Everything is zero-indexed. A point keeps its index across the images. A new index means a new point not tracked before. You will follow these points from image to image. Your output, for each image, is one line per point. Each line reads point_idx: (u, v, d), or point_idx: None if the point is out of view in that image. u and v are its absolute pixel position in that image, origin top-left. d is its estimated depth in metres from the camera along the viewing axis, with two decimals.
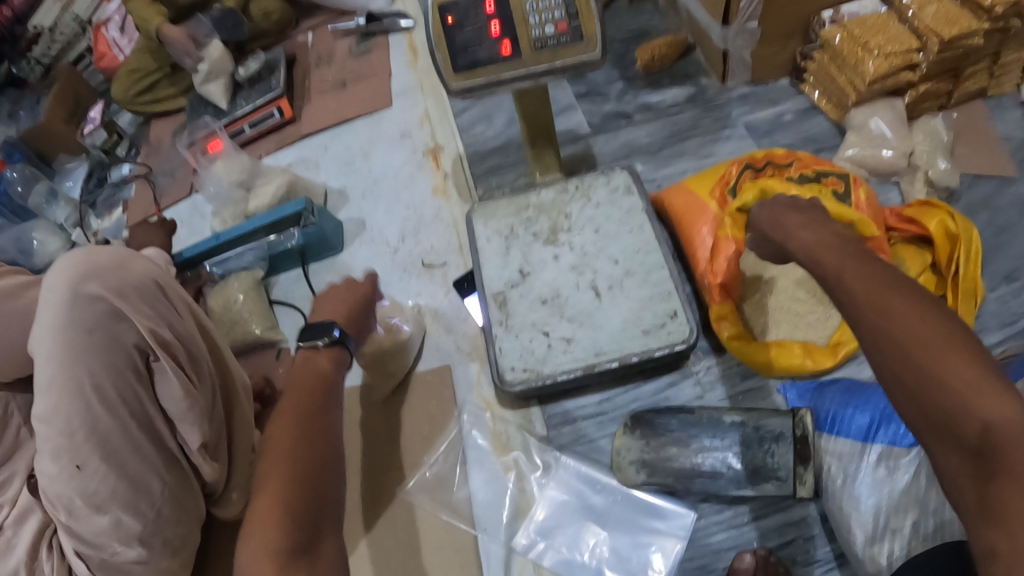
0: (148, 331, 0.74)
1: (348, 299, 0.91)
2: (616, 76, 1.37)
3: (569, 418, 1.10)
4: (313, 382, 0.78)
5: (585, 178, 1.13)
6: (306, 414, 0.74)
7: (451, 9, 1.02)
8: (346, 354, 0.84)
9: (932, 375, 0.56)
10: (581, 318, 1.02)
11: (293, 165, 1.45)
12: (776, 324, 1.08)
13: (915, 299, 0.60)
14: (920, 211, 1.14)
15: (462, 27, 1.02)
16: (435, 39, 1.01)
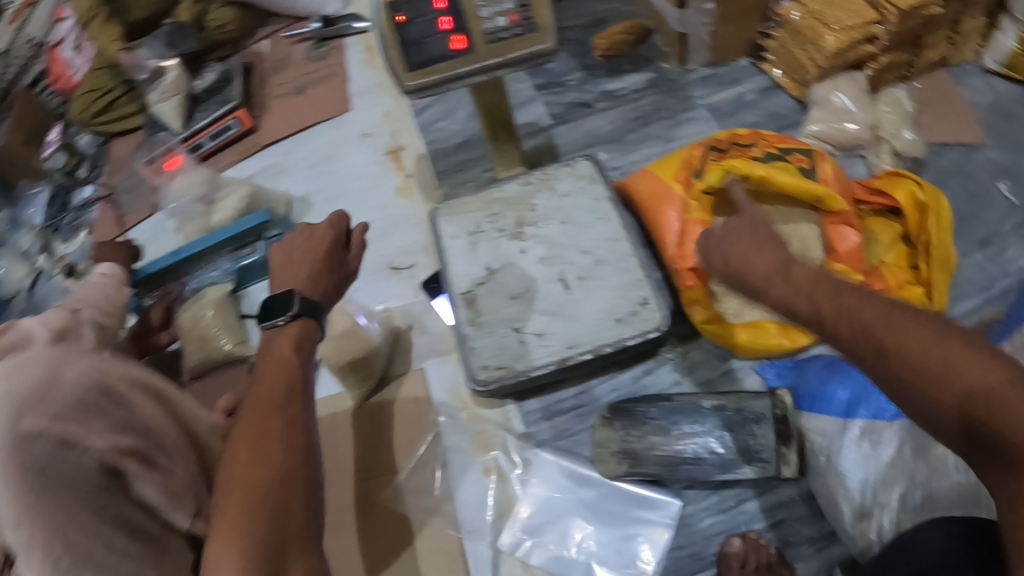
0: (110, 445, 0.64)
1: (314, 264, 0.87)
2: (576, 65, 1.35)
3: (549, 413, 1.08)
4: (277, 377, 0.75)
5: (549, 169, 1.11)
6: (266, 417, 0.71)
7: (401, 7, 1.01)
8: (313, 328, 0.83)
9: (944, 384, 0.55)
10: (554, 311, 0.99)
11: (258, 176, 1.43)
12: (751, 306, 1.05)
13: (913, 319, 0.60)
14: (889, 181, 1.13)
15: (412, 24, 1.00)
16: (387, 37, 0.99)
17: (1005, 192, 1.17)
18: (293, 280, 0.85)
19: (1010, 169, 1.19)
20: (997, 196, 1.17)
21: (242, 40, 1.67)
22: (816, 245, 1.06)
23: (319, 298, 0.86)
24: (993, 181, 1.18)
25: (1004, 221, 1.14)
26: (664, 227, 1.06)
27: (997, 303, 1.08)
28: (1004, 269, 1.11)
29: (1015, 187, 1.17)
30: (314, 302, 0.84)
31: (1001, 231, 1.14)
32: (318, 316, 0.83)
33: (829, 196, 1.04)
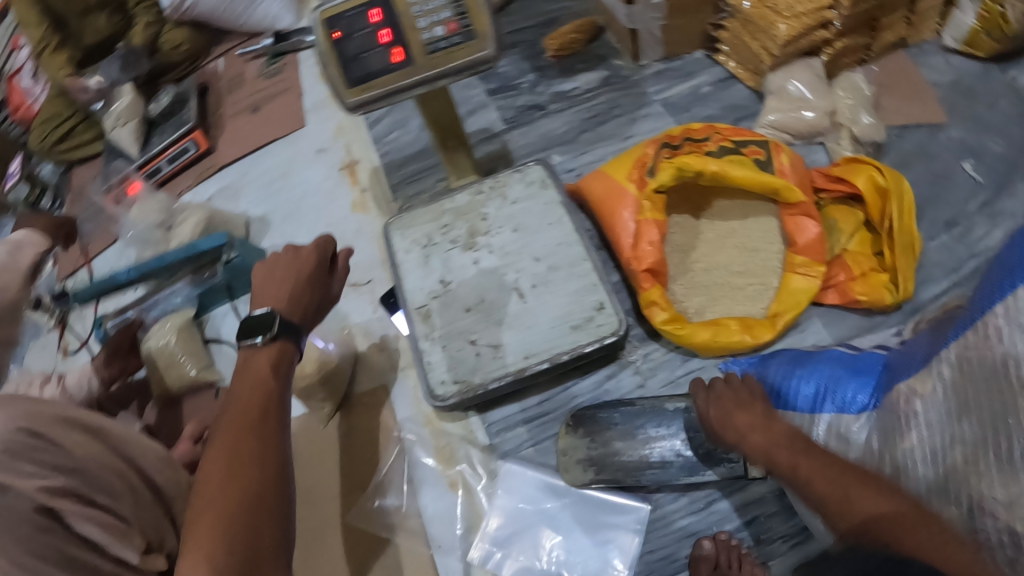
0: (40, 486, 0.63)
1: (296, 283, 0.86)
2: (528, 67, 1.33)
3: (512, 423, 1.06)
4: (253, 395, 0.75)
5: (499, 176, 1.10)
6: (238, 435, 0.71)
7: (337, 24, 0.96)
8: (291, 348, 0.83)
9: (854, 516, 0.72)
10: (508, 321, 0.98)
11: (215, 198, 1.41)
12: (712, 303, 1.05)
13: (866, 480, 0.73)
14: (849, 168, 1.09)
15: (350, 40, 0.96)
16: (325, 55, 0.96)
17: (970, 171, 1.14)
18: (274, 300, 0.85)
19: (973, 147, 1.16)
20: (961, 176, 1.14)
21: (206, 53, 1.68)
22: (774, 239, 1.07)
23: (299, 318, 0.85)
24: (957, 161, 1.16)
25: (969, 201, 1.12)
26: (618, 228, 1.04)
27: (966, 284, 1.05)
28: (972, 250, 1.08)
29: (980, 165, 1.15)
30: (293, 323, 0.84)
31: (967, 211, 1.11)
32: (295, 339, 0.84)
33: (787, 187, 1.02)
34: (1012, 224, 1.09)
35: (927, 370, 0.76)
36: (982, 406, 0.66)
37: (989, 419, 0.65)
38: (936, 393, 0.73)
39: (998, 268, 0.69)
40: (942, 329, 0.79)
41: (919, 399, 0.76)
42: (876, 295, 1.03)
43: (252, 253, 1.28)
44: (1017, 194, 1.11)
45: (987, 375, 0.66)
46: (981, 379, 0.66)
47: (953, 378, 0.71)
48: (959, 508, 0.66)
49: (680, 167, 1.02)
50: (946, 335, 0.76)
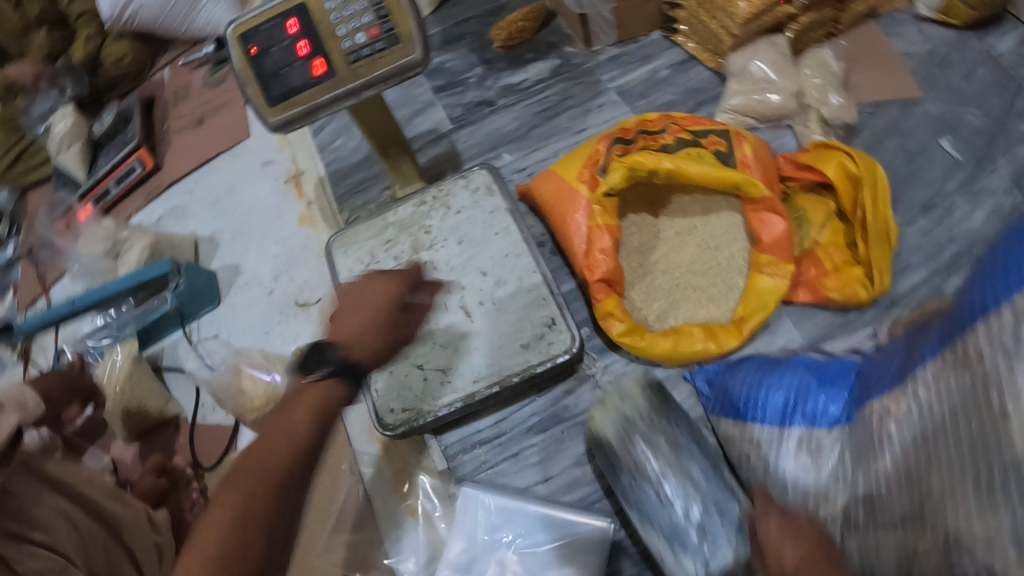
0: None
1: (370, 321, 0.68)
2: (475, 60, 1.26)
3: (468, 445, 1.01)
4: (277, 448, 0.64)
5: (442, 184, 1.04)
6: (252, 497, 0.62)
7: (253, 38, 0.89)
8: (343, 394, 0.67)
9: None
10: (455, 343, 0.92)
11: (163, 219, 1.35)
12: (675, 309, 0.99)
13: None
14: (818, 153, 1.01)
15: (268, 56, 0.89)
16: (242, 73, 0.89)
17: (948, 148, 1.07)
18: (346, 337, 0.67)
19: (949, 122, 1.09)
20: (938, 153, 1.07)
21: (152, 60, 1.61)
22: (739, 234, 1.01)
23: (364, 359, 0.67)
24: (933, 137, 1.08)
25: (948, 180, 1.05)
26: (570, 236, 0.98)
27: (947, 271, 0.98)
28: (952, 233, 1.01)
29: (958, 141, 1.07)
30: (359, 370, 0.66)
31: (946, 191, 1.04)
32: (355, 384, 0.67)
33: (750, 181, 0.94)
34: (992, 203, 1.02)
35: (902, 389, 0.69)
36: (961, 432, 0.60)
37: (966, 446, 0.59)
38: (909, 413, 0.67)
39: (978, 279, 0.61)
40: (918, 339, 0.72)
41: (892, 419, 0.70)
42: (851, 290, 0.95)
43: (199, 275, 1.20)
44: (997, 170, 1.04)
45: (965, 397, 0.60)
46: (958, 400, 0.61)
47: (929, 400, 0.65)
48: (934, 537, 0.62)
49: (631, 167, 0.96)
50: (920, 349, 0.69)
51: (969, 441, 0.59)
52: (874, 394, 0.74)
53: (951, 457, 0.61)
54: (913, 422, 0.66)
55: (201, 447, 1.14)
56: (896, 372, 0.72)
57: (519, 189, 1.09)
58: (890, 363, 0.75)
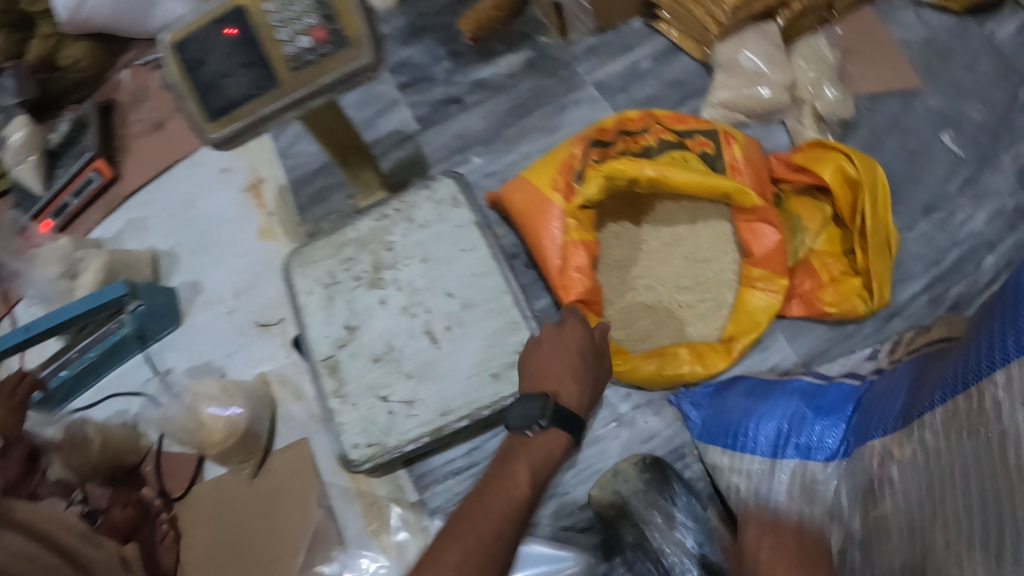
0: None
1: (580, 366, 0.74)
2: (442, 53, 1.17)
3: (441, 475, 0.95)
4: (509, 498, 0.63)
5: (405, 196, 0.95)
6: (503, 529, 0.60)
7: (187, 47, 0.82)
8: (559, 451, 0.70)
9: None
10: (421, 372, 0.86)
11: (123, 233, 1.28)
12: (659, 328, 0.92)
13: None
14: (814, 154, 0.93)
15: (203, 66, 0.82)
16: (179, 85, 0.82)
17: (949, 145, 1.01)
18: (557, 380, 0.73)
19: (951, 116, 1.02)
20: (940, 150, 1.01)
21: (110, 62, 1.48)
22: (728, 246, 0.94)
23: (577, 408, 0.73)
24: (935, 133, 1.02)
25: (950, 180, 0.99)
26: (545, 252, 0.90)
27: (950, 278, 0.94)
28: (955, 238, 0.96)
29: (960, 137, 1.01)
30: (580, 417, 0.72)
31: (948, 192, 0.98)
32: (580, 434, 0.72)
33: (741, 189, 0.87)
34: (996, 205, 0.97)
35: (904, 433, 0.63)
36: (972, 487, 0.54)
37: (978, 509, 0.53)
38: (914, 457, 0.61)
39: (998, 318, 0.57)
40: (925, 376, 0.65)
41: (895, 463, 0.63)
42: (848, 305, 0.89)
43: (157, 294, 1.12)
44: (1001, 169, 0.99)
45: (979, 455, 0.53)
46: (970, 455, 0.54)
47: (937, 446, 0.58)
48: None
49: (610, 176, 0.89)
50: (926, 390, 0.62)
51: (980, 504, 0.52)
52: (874, 432, 0.68)
53: (959, 515, 0.54)
54: (919, 467, 0.60)
55: (166, 477, 1.06)
56: (900, 411, 0.65)
57: (491, 197, 1.01)
58: (891, 399, 0.68)
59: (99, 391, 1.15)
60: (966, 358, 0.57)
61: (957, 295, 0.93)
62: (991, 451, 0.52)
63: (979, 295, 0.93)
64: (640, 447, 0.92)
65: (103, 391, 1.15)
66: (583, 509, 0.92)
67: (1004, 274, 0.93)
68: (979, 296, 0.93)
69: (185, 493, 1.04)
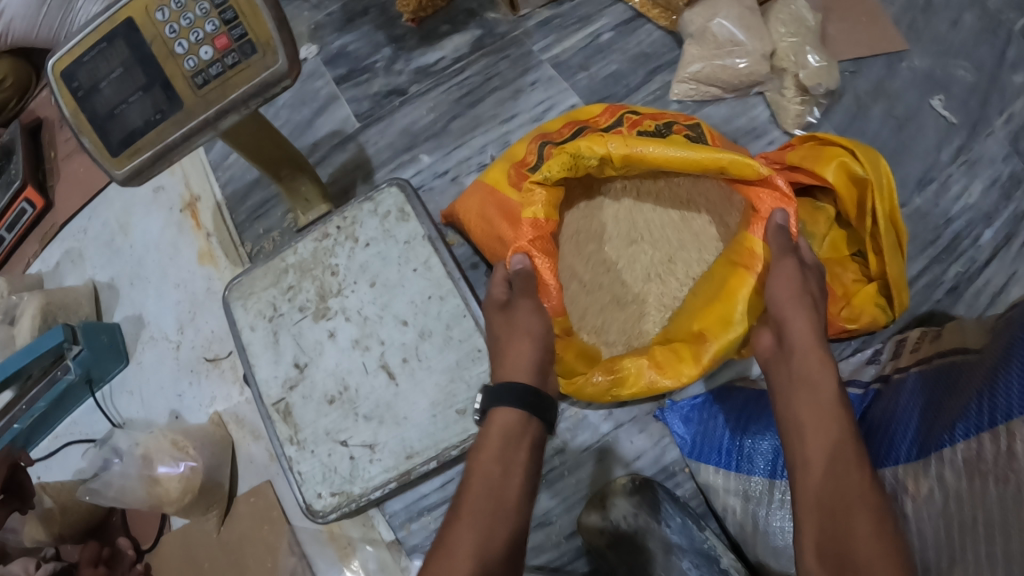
0: None
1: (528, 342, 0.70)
2: (381, 40, 1.05)
3: (414, 512, 0.88)
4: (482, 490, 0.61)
5: (346, 211, 0.86)
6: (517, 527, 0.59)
7: (76, 73, 0.72)
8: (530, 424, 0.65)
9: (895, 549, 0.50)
10: (380, 413, 0.79)
11: (61, 266, 1.17)
12: (612, 321, 0.86)
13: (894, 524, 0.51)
14: (809, 151, 0.82)
15: (98, 93, 0.72)
16: (72, 120, 0.72)
17: (939, 110, 0.94)
18: (516, 370, 0.67)
19: (939, 79, 0.95)
20: (930, 118, 0.94)
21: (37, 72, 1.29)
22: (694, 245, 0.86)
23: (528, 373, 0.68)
24: (924, 98, 0.94)
25: (942, 149, 0.92)
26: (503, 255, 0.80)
27: (948, 258, 0.88)
28: (949, 213, 0.90)
29: (950, 101, 0.94)
30: (536, 394, 0.65)
31: (941, 163, 0.92)
32: (546, 408, 0.66)
33: (736, 162, 0.73)
34: (991, 173, 0.90)
35: (921, 465, 0.59)
36: (994, 541, 0.49)
37: (1003, 561, 0.47)
38: (931, 494, 0.57)
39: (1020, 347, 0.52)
40: (941, 402, 0.61)
41: (908, 499, 0.60)
42: (868, 318, 0.80)
43: (100, 334, 1.02)
44: (994, 133, 0.92)
45: (1006, 505, 0.48)
46: (995, 502, 0.50)
47: (958, 488, 0.54)
48: None
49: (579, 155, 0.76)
50: (944, 422, 0.58)
51: (1006, 555, 0.46)
52: (886, 460, 0.64)
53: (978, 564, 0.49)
54: (936, 509, 0.56)
55: (136, 527, 1.00)
56: (915, 439, 0.61)
57: (445, 216, 0.90)
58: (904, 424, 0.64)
59: (57, 439, 1.07)
60: (991, 392, 0.53)
61: (954, 277, 0.87)
62: (1021, 498, 0.46)
63: (978, 273, 0.86)
64: (629, 466, 0.87)
65: (61, 438, 1.06)
66: (570, 538, 0.85)
67: (1003, 249, 0.87)
68: (978, 275, 0.86)
69: (155, 542, 0.97)
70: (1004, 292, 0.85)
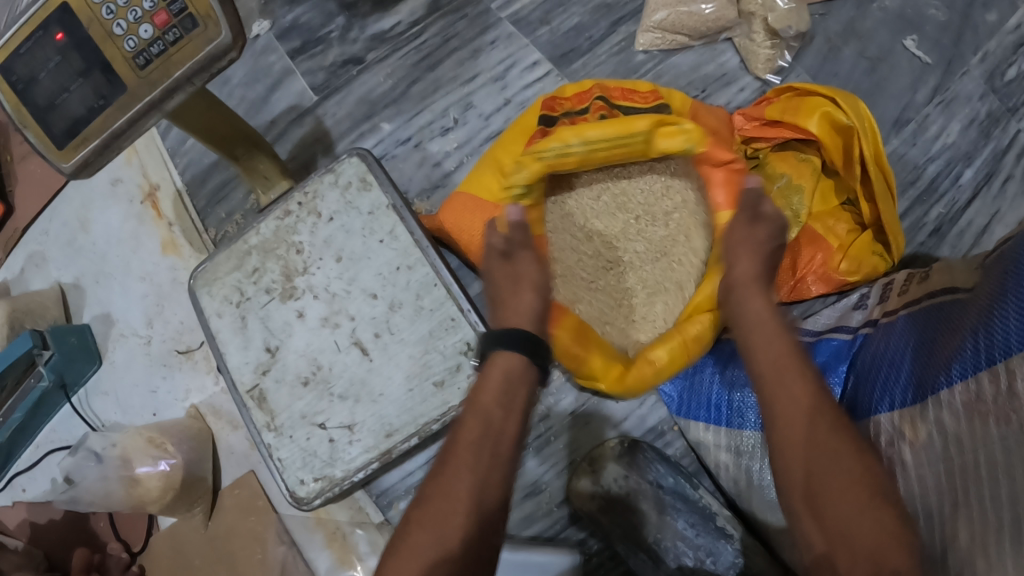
0: None
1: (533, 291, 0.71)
2: (333, 8, 1.01)
3: (402, 491, 0.87)
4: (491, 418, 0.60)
5: (307, 185, 0.83)
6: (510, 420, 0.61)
7: (12, 66, 0.67)
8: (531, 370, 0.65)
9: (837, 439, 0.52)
10: (356, 391, 0.77)
11: (25, 272, 1.11)
12: (610, 296, 0.86)
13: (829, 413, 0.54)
14: (789, 103, 0.81)
15: (37, 84, 0.67)
16: (13, 115, 0.68)
17: (912, 50, 0.91)
18: (519, 319, 0.69)
19: (910, 17, 0.92)
20: (903, 58, 0.91)
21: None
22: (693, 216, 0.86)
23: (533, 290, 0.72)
24: (896, 37, 0.92)
25: (917, 89, 0.90)
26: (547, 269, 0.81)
27: (929, 198, 0.86)
28: (928, 153, 0.88)
29: (923, 41, 0.91)
30: (536, 336, 0.66)
31: (917, 100, 0.89)
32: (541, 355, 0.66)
33: (657, 121, 0.78)
34: (967, 112, 0.88)
35: (918, 408, 0.58)
36: (999, 483, 0.47)
37: (1008, 503, 0.46)
38: (929, 439, 0.56)
39: None
40: (935, 341, 0.60)
41: (906, 444, 0.59)
42: (867, 268, 0.78)
43: (68, 336, 0.98)
44: (968, 73, 0.89)
45: (1010, 444, 0.47)
46: (998, 444, 0.48)
47: (956, 430, 0.53)
48: None
49: (537, 156, 0.78)
50: (939, 361, 0.57)
51: (1010, 496, 0.46)
52: (880, 405, 0.63)
53: (984, 508, 0.48)
54: (935, 453, 0.55)
55: (122, 529, 0.97)
56: (909, 382, 0.60)
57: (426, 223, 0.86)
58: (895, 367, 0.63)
59: (38, 449, 1.03)
60: (988, 328, 0.52)
61: (935, 219, 0.85)
62: None
63: (959, 214, 0.85)
64: (618, 428, 0.85)
65: (42, 447, 1.03)
66: (561, 505, 0.84)
67: (984, 188, 0.85)
68: (960, 215, 0.85)
69: (145, 544, 0.94)
70: (987, 231, 0.84)
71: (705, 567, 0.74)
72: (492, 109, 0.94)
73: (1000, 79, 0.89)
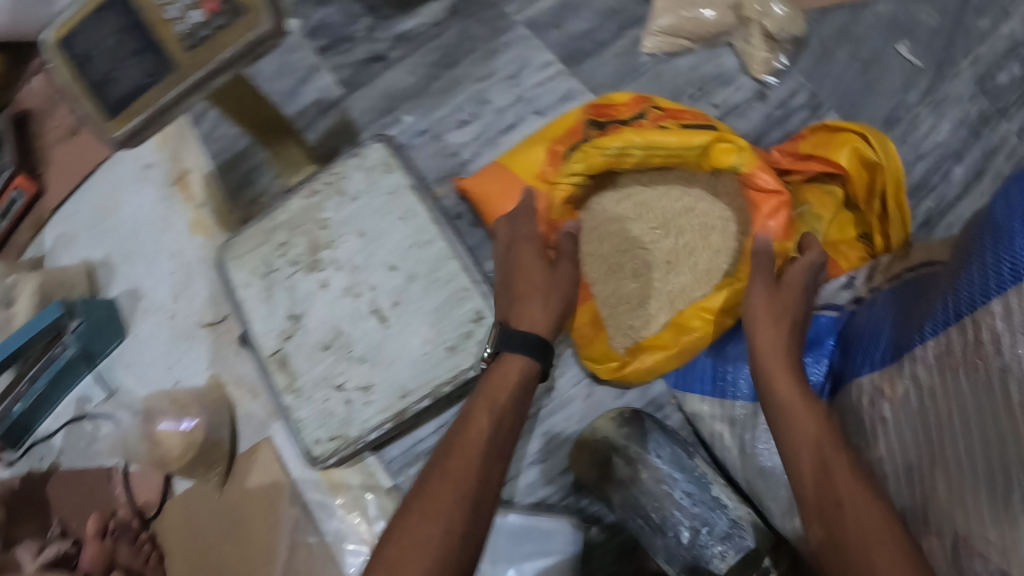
0: None
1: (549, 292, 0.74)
2: (359, 9, 1.08)
3: (411, 457, 0.92)
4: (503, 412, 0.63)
5: (333, 167, 0.89)
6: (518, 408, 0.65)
7: (72, 43, 0.75)
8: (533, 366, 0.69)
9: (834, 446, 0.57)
10: (372, 355, 0.82)
11: (53, 250, 1.15)
12: (619, 292, 0.88)
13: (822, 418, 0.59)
14: (820, 139, 0.85)
15: (92, 61, 0.74)
16: (71, 88, 0.75)
17: (905, 55, 0.98)
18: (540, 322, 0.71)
19: (904, 25, 0.99)
20: (896, 63, 0.97)
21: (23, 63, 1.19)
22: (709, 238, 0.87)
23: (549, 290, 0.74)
24: (890, 44, 0.98)
25: (910, 90, 0.96)
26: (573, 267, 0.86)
27: (919, 193, 0.92)
28: (918, 151, 0.94)
29: (916, 47, 0.98)
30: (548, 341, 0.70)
31: (908, 101, 0.96)
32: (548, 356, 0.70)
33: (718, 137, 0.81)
34: (958, 112, 0.94)
35: (895, 367, 0.63)
36: (971, 432, 0.52)
37: (981, 450, 0.51)
38: (906, 396, 0.61)
39: (986, 238, 0.55)
40: (913, 308, 0.65)
41: (885, 402, 0.64)
42: None
43: (97, 309, 1.04)
44: (961, 75, 0.96)
45: (979, 396, 0.52)
46: (968, 392, 0.53)
47: (930, 382, 0.58)
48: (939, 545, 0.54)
49: (597, 148, 0.84)
50: (915, 324, 0.62)
51: (982, 443, 0.51)
52: (861, 368, 0.69)
53: (958, 457, 0.53)
54: (912, 409, 0.60)
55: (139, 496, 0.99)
56: (888, 343, 0.65)
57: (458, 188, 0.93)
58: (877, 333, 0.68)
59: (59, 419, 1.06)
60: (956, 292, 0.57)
61: (925, 211, 0.91)
62: (993, 386, 0.51)
63: (948, 207, 0.91)
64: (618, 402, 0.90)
65: (62, 418, 1.06)
66: (564, 474, 0.89)
67: (971, 183, 0.91)
68: (949, 208, 0.91)
69: (160, 509, 0.97)
70: None
71: (699, 537, 0.78)
72: (505, 104, 1.00)
73: (990, 83, 0.95)
